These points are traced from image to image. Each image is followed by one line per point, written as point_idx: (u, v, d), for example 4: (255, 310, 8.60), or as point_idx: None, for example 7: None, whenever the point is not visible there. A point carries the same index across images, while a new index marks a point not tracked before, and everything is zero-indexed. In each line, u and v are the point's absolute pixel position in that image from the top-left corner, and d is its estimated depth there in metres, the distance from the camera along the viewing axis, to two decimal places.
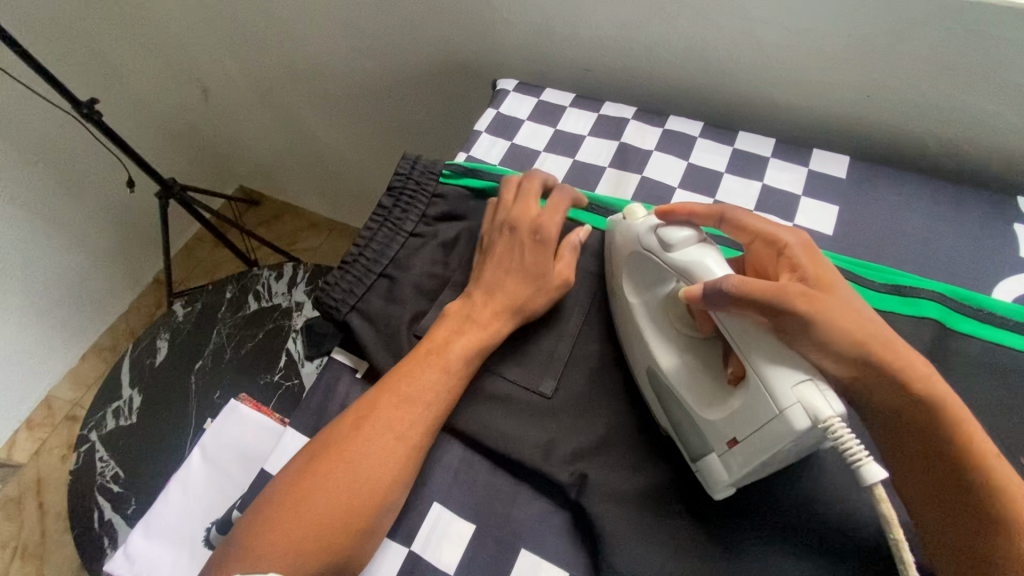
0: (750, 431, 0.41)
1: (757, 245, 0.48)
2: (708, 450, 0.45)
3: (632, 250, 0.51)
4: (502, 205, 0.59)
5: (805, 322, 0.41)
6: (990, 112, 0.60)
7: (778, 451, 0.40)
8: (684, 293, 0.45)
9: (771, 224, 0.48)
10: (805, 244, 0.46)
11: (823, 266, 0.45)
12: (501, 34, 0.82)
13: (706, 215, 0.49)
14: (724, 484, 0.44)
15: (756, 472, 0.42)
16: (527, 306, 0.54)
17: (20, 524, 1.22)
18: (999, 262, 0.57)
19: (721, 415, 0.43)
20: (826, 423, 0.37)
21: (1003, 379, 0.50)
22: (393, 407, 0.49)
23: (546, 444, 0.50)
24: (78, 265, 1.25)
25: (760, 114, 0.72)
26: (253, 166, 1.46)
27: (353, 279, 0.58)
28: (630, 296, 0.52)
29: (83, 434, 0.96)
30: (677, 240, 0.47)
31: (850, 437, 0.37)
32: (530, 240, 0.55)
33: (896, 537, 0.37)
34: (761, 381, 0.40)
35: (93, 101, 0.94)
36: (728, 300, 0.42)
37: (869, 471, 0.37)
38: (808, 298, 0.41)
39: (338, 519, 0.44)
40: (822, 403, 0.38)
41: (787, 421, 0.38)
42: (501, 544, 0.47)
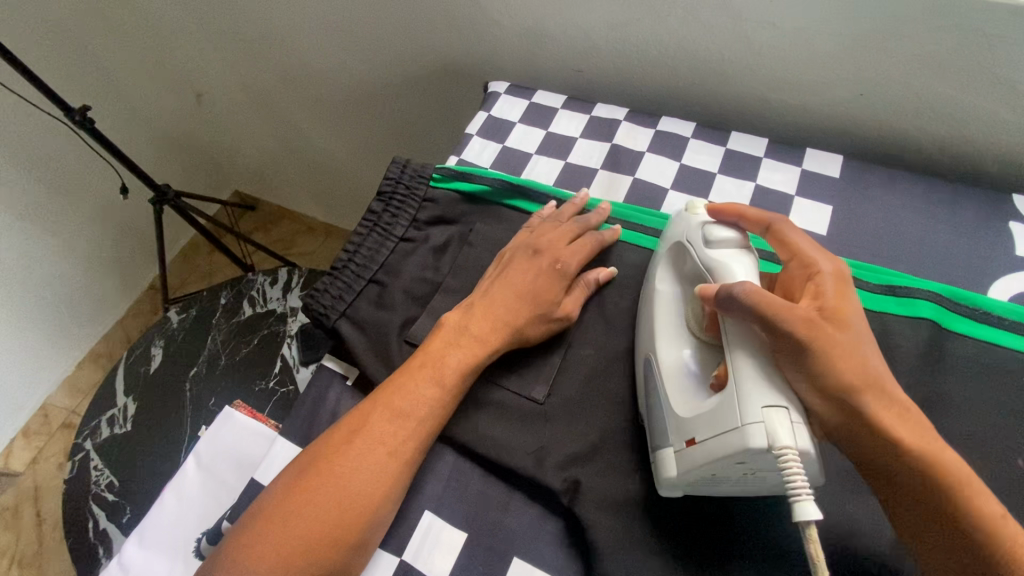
0: (709, 435, 0.41)
1: (793, 265, 0.47)
2: (666, 444, 0.44)
3: (677, 241, 0.52)
4: (535, 229, 0.59)
5: (799, 347, 0.40)
6: (984, 108, 0.60)
7: (728, 465, 0.40)
8: (701, 289, 0.46)
9: (814, 247, 0.47)
10: (838, 275, 0.45)
11: (848, 302, 0.43)
12: (492, 36, 0.81)
13: (755, 220, 0.49)
14: (672, 482, 0.43)
15: (704, 480, 0.42)
16: (524, 326, 0.52)
17: (17, 534, 1.21)
18: (994, 261, 0.57)
19: (690, 413, 0.43)
20: (780, 451, 0.37)
21: (999, 379, 0.49)
22: (386, 422, 0.48)
23: (538, 450, 0.49)
24: (73, 273, 1.25)
25: (753, 114, 0.72)
26: (247, 171, 1.46)
27: (343, 285, 0.57)
28: (658, 283, 0.52)
29: (77, 443, 0.96)
30: (720, 238, 0.48)
31: (799, 473, 0.37)
32: (549, 267, 0.55)
33: (819, 571, 0.36)
34: (736, 392, 0.40)
35: (85, 108, 0.94)
36: (736, 302, 0.42)
37: (804, 510, 0.36)
38: (812, 325, 0.41)
39: (327, 537, 0.44)
40: (784, 432, 0.37)
41: (745, 436, 0.38)
42: (493, 553, 0.47)
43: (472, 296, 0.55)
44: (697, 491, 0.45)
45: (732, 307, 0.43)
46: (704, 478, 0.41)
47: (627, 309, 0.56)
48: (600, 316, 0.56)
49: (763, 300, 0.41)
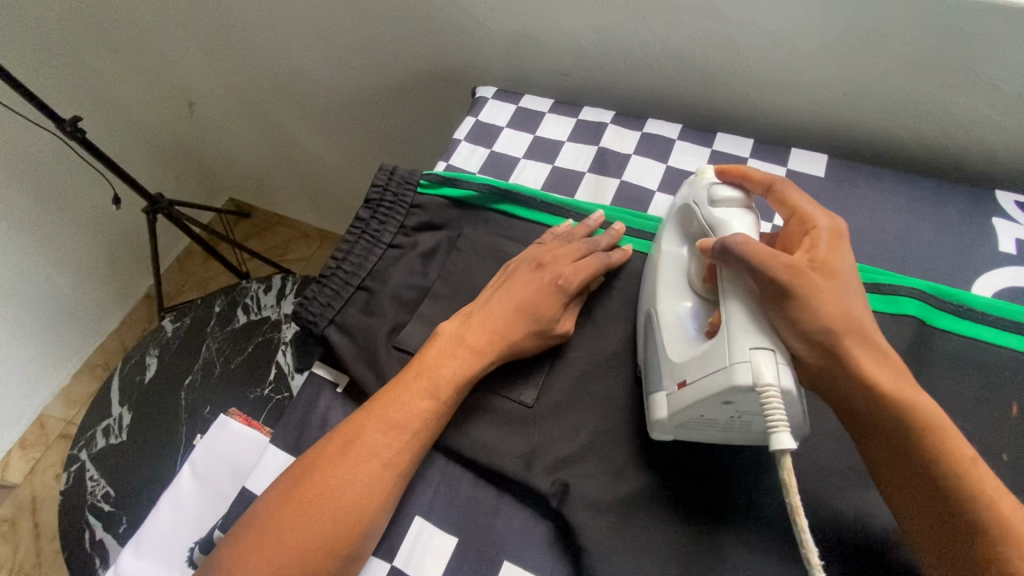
0: (698, 375, 0.42)
1: (791, 223, 0.47)
2: (660, 388, 0.46)
3: (683, 204, 0.52)
4: (542, 245, 0.58)
5: (784, 294, 0.40)
6: (966, 106, 0.60)
7: (714, 401, 0.41)
8: (701, 244, 0.46)
9: (813, 204, 0.47)
10: (835, 230, 0.45)
11: (839, 252, 0.44)
12: (480, 41, 0.82)
13: (756, 180, 0.49)
14: (663, 424, 0.45)
15: (693, 421, 0.44)
16: (519, 338, 0.52)
17: (15, 545, 1.21)
18: (977, 257, 0.57)
19: (682, 358, 0.44)
20: (763, 388, 0.38)
21: (983, 374, 0.50)
22: (379, 434, 0.48)
23: (527, 454, 0.50)
24: (67, 283, 1.25)
25: (739, 115, 0.72)
26: (241, 179, 1.46)
27: (331, 292, 0.58)
28: (665, 244, 0.53)
29: (73, 454, 0.96)
30: (724, 198, 0.48)
31: (777, 408, 0.38)
32: (550, 283, 0.54)
33: (792, 500, 0.37)
34: (726, 335, 0.41)
35: (76, 120, 0.94)
36: (731, 255, 0.43)
37: (778, 440, 0.37)
38: (798, 274, 0.41)
39: (319, 548, 0.44)
40: (768, 370, 0.39)
41: (731, 373, 0.39)
42: (483, 557, 0.47)
43: (471, 305, 0.55)
44: (686, 436, 0.46)
45: (727, 257, 0.43)
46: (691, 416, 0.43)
47: (614, 311, 0.56)
48: (589, 318, 0.56)
49: (753, 251, 0.41)
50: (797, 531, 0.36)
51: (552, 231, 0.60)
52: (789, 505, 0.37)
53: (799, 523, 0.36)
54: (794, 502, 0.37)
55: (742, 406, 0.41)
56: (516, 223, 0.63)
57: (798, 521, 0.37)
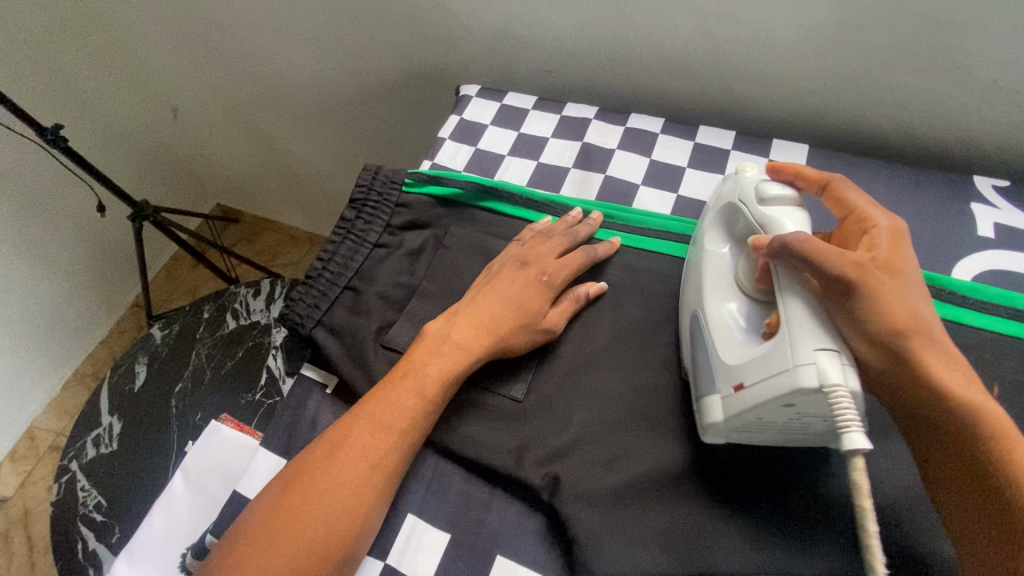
0: (758, 377, 0.41)
1: (848, 221, 0.48)
2: (715, 391, 0.45)
3: (728, 202, 0.52)
4: (524, 242, 0.59)
5: (854, 292, 0.41)
6: (942, 93, 0.61)
7: (779, 406, 0.40)
8: (754, 241, 0.46)
9: (870, 204, 0.48)
10: (894, 229, 0.46)
11: (902, 253, 0.44)
12: (462, 40, 0.82)
13: (812, 178, 0.50)
14: (717, 427, 0.45)
15: (751, 424, 0.43)
16: (510, 335, 0.52)
17: (8, 559, 1.20)
18: (957, 242, 0.58)
19: (740, 359, 0.44)
20: (831, 389, 0.38)
21: (965, 356, 0.51)
22: (368, 435, 0.48)
23: (518, 448, 0.50)
24: (54, 293, 1.23)
25: (721, 108, 0.73)
26: (228, 183, 1.45)
27: (318, 294, 0.58)
28: (712, 242, 0.53)
29: (64, 465, 0.95)
30: (776, 195, 0.48)
31: (850, 408, 0.38)
32: (536, 279, 0.55)
33: (862, 503, 0.37)
34: (787, 337, 0.41)
35: (58, 127, 0.93)
36: (790, 253, 0.42)
37: (850, 439, 0.37)
38: (864, 271, 0.41)
39: (316, 554, 0.44)
40: (834, 371, 0.38)
41: (796, 377, 0.39)
42: (476, 552, 0.47)
43: (461, 301, 0.55)
44: (743, 438, 0.46)
45: (786, 256, 0.43)
46: (753, 420, 0.42)
47: (602, 304, 0.57)
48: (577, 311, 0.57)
49: (818, 251, 0.41)
50: (862, 535, 0.36)
51: (533, 227, 0.61)
52: (858, 508, 0.37)
53: (867, 526, 0.36)
54: (865, 506, 0.36)
55: (809, 411, 0.40)
56: (502, 220, 0.63)
57: (865, 528, 0.36)
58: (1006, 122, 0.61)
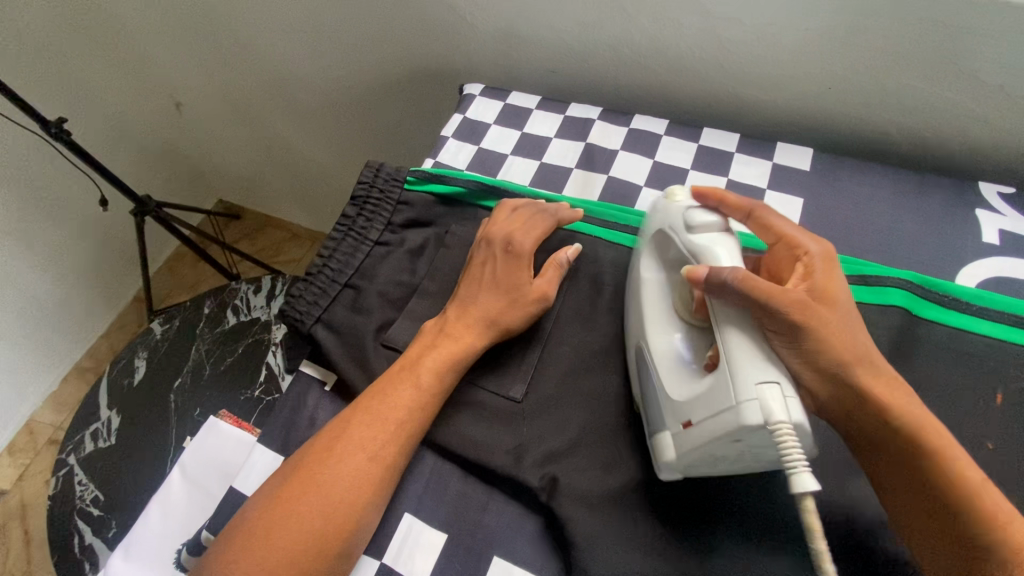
0: (705, 415, 0.41)
1: (778, 247, 0.49)
2: (664, 427, 0.45)
3: (658, 228, 0.52)
4: (490, 220, 0.59)
5: (795, 328, 0.41)
6: (949, 99, 0.61)
7: (725, 443, 0.40)
8: (688, 272, 0.45)
9: (798, 229, 0.48)
10: (826, 254, 0.47)
11: (835, 279, 0.45)
12: (467, 39, 0.82)
13: (736, 206, 0.50)
14: (671, 465, 0.44)
15: (703, 462, 0.43)
16: (502, 318, 0.52)
17: (4, 553, 1.19)
18: (962, 248, 0.57)
19: (686, 396, 0.43)
20: (776, 428, 0.37)
21: (968, 363, 0.50)
22: (365, 426, 0.47)
23: (516, 449, 0.50)
24: (54, 287, 1.23)
25: (726, 111, 0.73)
26: (230, 179, 1.45)
27: (318, 291, 0.57)
28: (644, 270, 0.53)
29: (61, 458, 0.95)
30: (702, 223, 0.48)
31: (793, 444, 0.37)
32: (504, 251, 0.55)
33: (817, 545, 0.37)
34: (729, 371, 0.40)
35: (62, 121, 0.92)
36: (728, 287, 0.42)
37: (800, 482, 0.37)
38: (808, 308, 0.42)
39: (313, 546, 0.43)
40: (778, 407, 0.38)
41: (740, 414, 0.38)
42: (472, 553, 0.47)
43: (446, 305, 0.55)
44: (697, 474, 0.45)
45: (723, 292, 0.43)
46: (703, 458, 0.42)
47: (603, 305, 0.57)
48: (576, 310, 0.57)
49: (755, 286, 0.41)
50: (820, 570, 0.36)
51: (506, 202, 0.61)
52: (815, 554, 0.37)
53: (824, 568, 0.36)
54: (820, 548, 0.36)
55: (758, 444, 0.40)
56: None
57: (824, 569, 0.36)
58: (1013, 129, 0.60)
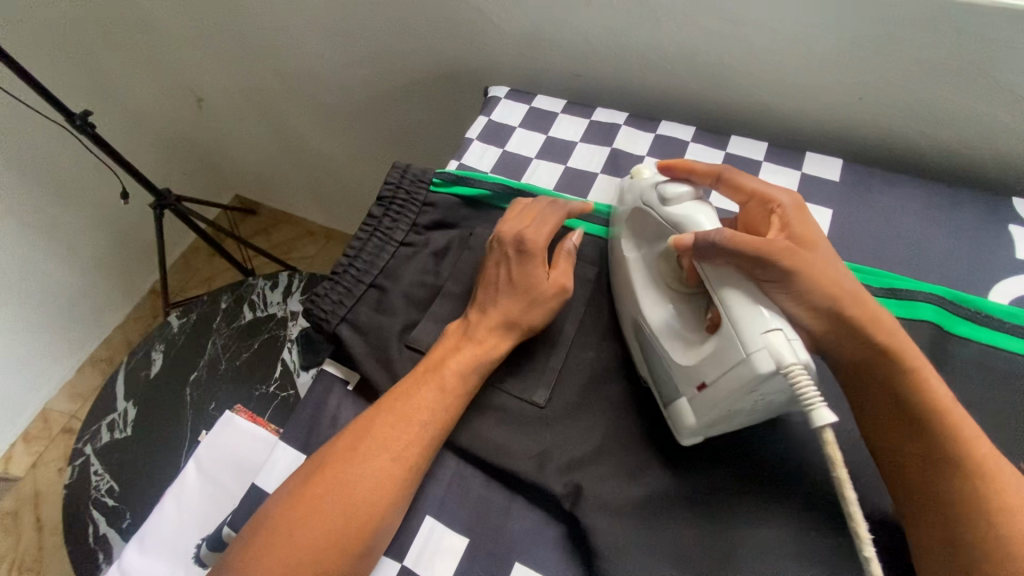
0: (719, 373, 0.42)
1: (752, 205, 0.51)
2: (678, 395, 0.46)
3: (634, 206, 0.54)
4: (501, 219, 0.59)
5: (787, 273, 0.43)
6: (983, 113, 0.60)
7: (742, 396, 0.41)
8: (675, 241, 0.46)
9: (764, 184, 0.51)
10: (797, 203, 0.49)
11: (808, 222, 0.48)
12: (493, 42, 0.82)
13: (704, 173, 0.52)
14: (692, 430, 0.45)
15: (723, 419, 0.44)
16: (526, 318, 0.53)
17: (16, 539, 1.21)
18: (995, 264, 0.57)
19: (696, 358, 0.44)
20: (788, 369, 0.38)
21: (1001, 381, 0.49)
22: (390, 427, 0.47)
23: (540, 454, 0.49)
24: (73, 277, 1.25)
25: (753, 119, 0.72)
26: (248, 174, 1.46)
27: (343, 290, 0.57)
28: (626, 251, 0.55)
29: (78, 448, 0.96)
30: (676, 196, 0.50)
31: (806, 381, 0.38)
32: (514, 252, 0.54)
33: (839, 474, 0.37)
34: (733, 328, 0.41)
35: (87, 114, 0.93)
36: (716, 250, 0.44)
37: (819, 415, 0.37)
38: (792, 251, 0.43)
39: (336, 544, 0.43)
40: (786, 350, 0.39)
41: (752, 365, 0.39)
42: (495, 559, 0.46)
43: (467, 309, 0.55)
44: (718, 432, 0.46)
45: (710, 255, 0.44)
46: (723, 414, 0.43)
47: None
48: (600, 315, 0.57)
49: (742, 241, 0.43)
50: (844, 501, 0.37)
51: (520, 200, 0.61)
52: (837, 480, 0.37)
53: (846, 496, 0.37)
54: (841, 474, 0.37)
55: (773, 392, 0.41)
56: None
57: (846, 498, 0.37)
58: None
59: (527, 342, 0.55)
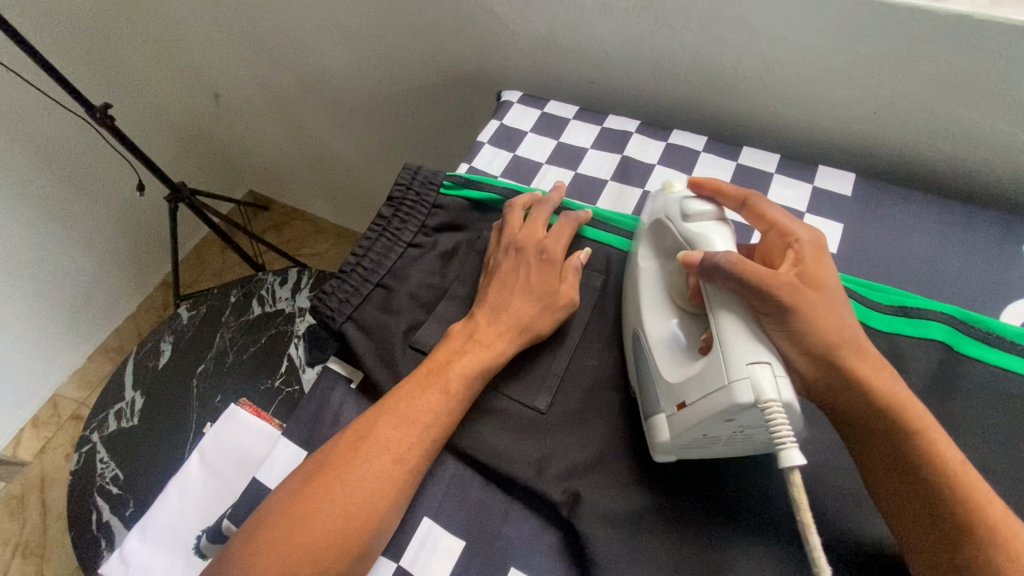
0: (698, 397, 0.42)
1: (769, 235, 0.50)
2: (658, 411, 0.46)
3: (655, 219, 0.54)
4: (505, 227, 0.59)
5: (784, 310, 0.43)
6: (1000, 131, 0.59)
7: (717, 422, 0.41)
8: (683, 257, 0.47)
9: (789, 218, 0.50)
10: (816, 243, 0.48)
11: (824, 268, 0.46)
12: (507, 46, 0.82)
13: (732, 195, 0.52)
14: (664, 447, 0.45)
15: (693, 443, 0.44)
16: (532, 325, 0.53)
17: (23, 523, 1.23)
18: (1008, 285, 0.56)
19: (682, 377, 0.44)
20: (765, 404, 0.39)
21: (1011, 404, 0.48)
22: (392, 428, 0.47)
23: (539, 460, 0.49)
24: (87, 266, 1.27)
25: (766, 130, 0.72)
26: (262, 170, 1.47)
27: (350, 288, 0.57)
28: (641, 260, 0.54)
29: (85, 435, 0.97)
30: (697, 212, 0.50)
31: (782, 421, 0.39)
32: (537, 259, 0.55)
33: (803, 517, 0.38)
34: (722, 353, 0.42)
35: (107, 106, 0.95)
36: (720, 272, 0.44)
37: (788, 456, 0.38)
38: (797, 292, 0.43)
39: (334, 544, 0.43)
40: (768, 386, 0.39)
41: (731, 393, 0.40)
42: (490, 562, 0.46)
43: (473, 308, 0.55)
44: (687, 456, 0.46)
45: (717, 275, 0.44)
46: (695, 438, 0.43)
47: None
48: (604, 323, 0.57)
49: (749, 270, 0.43)
50: (809, 549, 0.37)
51: (512, 204, 0.60)
52: (801, 524, 0.38)
53: (810, 541, 0.37)
54: (806, 521, 0.37)
55: (748, 422, 0.41)
56: None
57: (810, 541, 0.37)
58: None
59: (531, 348, 0.55)
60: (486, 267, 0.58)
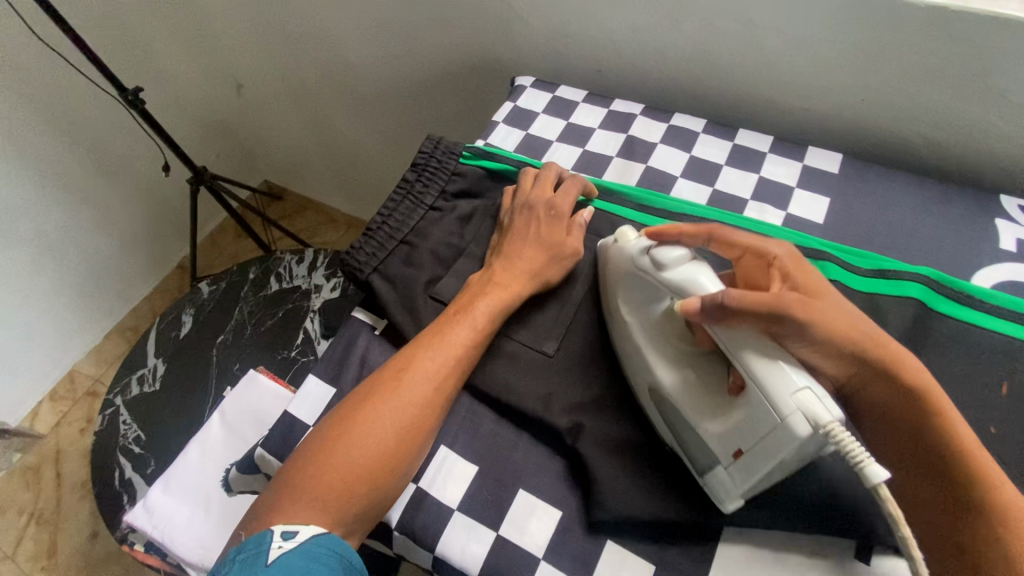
0: (753, 442, 0.43)
1: (746, 258, 0.52)
2: (714, 463, 0.46)
3: (625, 271, 0.54)
4: (518, 189, 0.64)
5: (800, 325, 0.44)
6: (974, 115, 0.65)
7: (780, 458, 0.42)
8: (681, 308, 0.47)
9: (755, 237, 0.51)
10: (791, 254, 0.50)
11: (810, 275, 0.49)
12: (521, 36, 0.88)
13: (694, 233, 0.53)
14: (733, 496, 0.45)
15: (760, 485, 0.44)
16: (545, 272, 0.58)
17: (38, 492, 1.27)
18: (980, 253, 0.61)
19: (723, 428, 0.45)
20: (827, 428, 0.39)
21: (977, 355, 0.53)
22: (427, 360, 0.52)
23: (547, 396, 0.54)
24: (110, 244, 1.32)
25: (762, 115, 0.77)
26: (279, 159, 1.53)
27: (376, 244, 0.62)
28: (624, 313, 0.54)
29: (108, 399, 1.02)
30: (671, 259, 0.50)
31: (850, 439, 0.39)
32: (546, 216, 0.60)
33: (905, 533, 0.38)
34: (761, 395, 0.42)
35: (138, 89, 1.01)
36: (727, 312, 0.45)
37: (873, 472, 0.38)
38: (805, 303, 0.45)
39: (380, 464, 0.48)
40: (820, 409, 0.40)
41: (789, 429, 0.40)
42: (501, 485, 0.51)
43: (491, 260, 0.60)
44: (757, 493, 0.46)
45: (724, 317, 0.45)
46: (763, 480, 0.43)
47: None
48: None
49: (746, 300, 0.44)
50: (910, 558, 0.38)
51: (529, 170, 0.66)
52: (903, 538, 0.38)
53: (913, 553, 0.37)
54: (908, 534, 0.37)
55: (813, 447, 0.42)
56: None
57: (910, 550, 0.38)
58: None
59: (541, 300, 0.60)
60: (501, 227, 0.63)
